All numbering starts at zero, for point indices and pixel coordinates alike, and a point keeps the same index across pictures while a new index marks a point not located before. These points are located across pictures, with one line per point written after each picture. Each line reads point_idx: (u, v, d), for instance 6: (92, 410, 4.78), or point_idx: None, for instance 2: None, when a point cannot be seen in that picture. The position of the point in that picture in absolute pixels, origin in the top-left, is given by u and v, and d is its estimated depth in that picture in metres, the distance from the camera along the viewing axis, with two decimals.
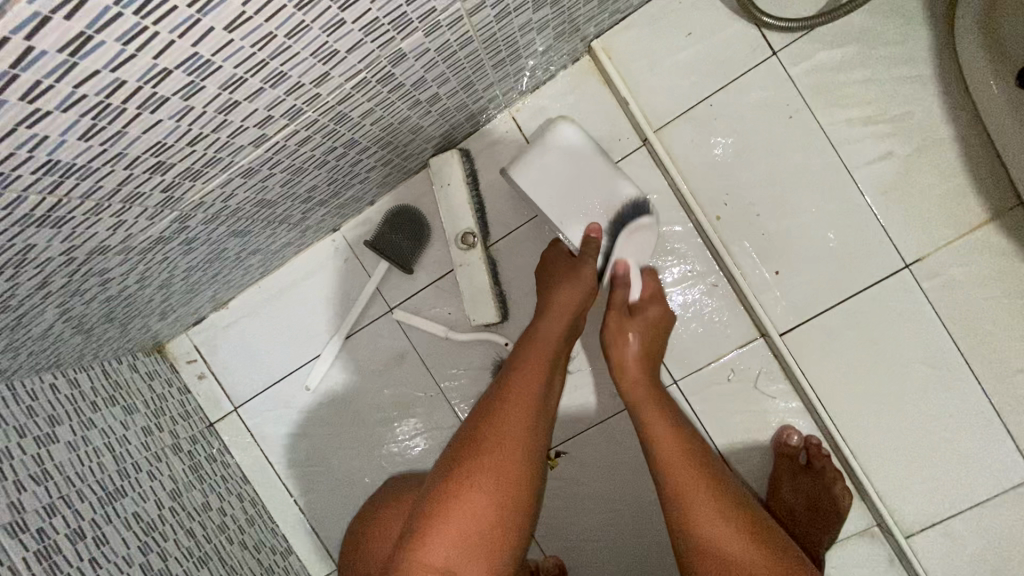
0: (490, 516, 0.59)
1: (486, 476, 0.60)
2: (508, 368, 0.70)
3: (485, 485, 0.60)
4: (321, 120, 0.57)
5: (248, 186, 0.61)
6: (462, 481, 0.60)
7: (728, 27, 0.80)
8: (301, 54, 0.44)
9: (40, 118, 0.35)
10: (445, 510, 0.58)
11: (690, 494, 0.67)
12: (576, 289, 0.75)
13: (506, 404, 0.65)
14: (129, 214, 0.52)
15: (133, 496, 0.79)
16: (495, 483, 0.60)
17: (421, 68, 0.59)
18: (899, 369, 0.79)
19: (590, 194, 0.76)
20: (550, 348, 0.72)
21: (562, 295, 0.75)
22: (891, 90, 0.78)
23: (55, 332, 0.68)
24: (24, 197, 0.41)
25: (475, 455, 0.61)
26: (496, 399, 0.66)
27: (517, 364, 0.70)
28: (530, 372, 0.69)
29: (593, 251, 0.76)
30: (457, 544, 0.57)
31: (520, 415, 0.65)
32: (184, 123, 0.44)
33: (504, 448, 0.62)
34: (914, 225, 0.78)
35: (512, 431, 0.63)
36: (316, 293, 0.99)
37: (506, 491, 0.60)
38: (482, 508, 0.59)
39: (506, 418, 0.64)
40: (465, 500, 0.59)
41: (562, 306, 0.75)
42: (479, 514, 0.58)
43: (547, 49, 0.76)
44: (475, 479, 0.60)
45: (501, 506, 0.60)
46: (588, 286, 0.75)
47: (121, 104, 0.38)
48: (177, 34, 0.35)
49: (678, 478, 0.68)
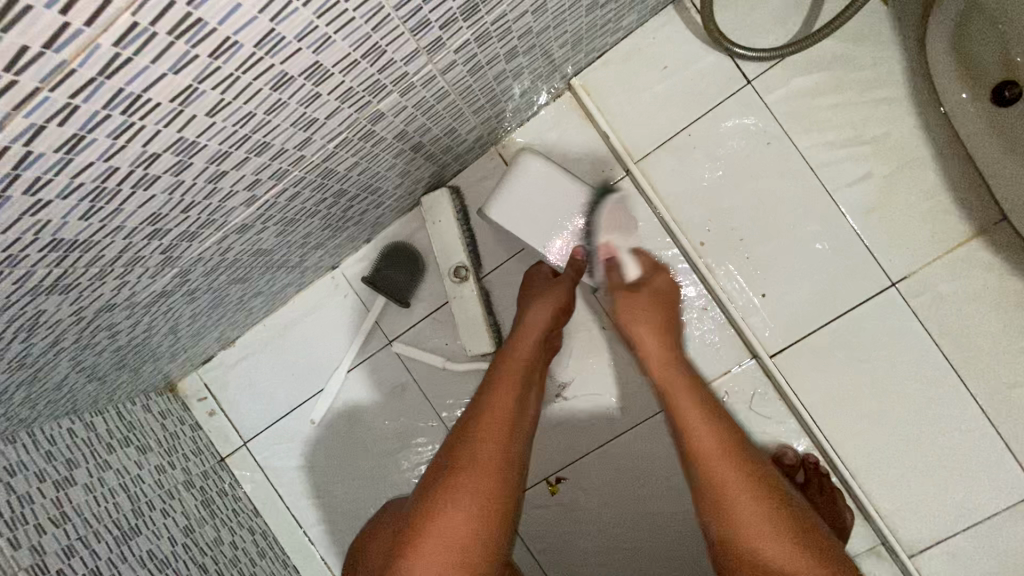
0: (471, 532, 0.61)
1: (463, 495, 0.62)
2: (483, 386, 0.72)
3: (464, 502, 0.61)
4: (308, 177, 0.60)
5: (244, 240, 0.64)
6: (442, 500, 0.62)
7: (703, 59, 0.82)
8: (282, 125, 0.48)
9: (42, 207, 0.39)
10: (428, 528, 0.60)
11: (711, 461, 0.63)
12: (547, 308, 0.78)
13: (482, 421, 0.67)
14: (133, 274, 0.56)
15: (147, 534, 0.83)
16: (474, 499, 0.62)
17: (401, 122, 0.62)
18: (893, 387, 0.79)
19: (569, 222, 0.79)
20: (524, 364, 0.74)
21: (533, 313, 0.78)
22: (867, 113, 0.79)
23: (69, 381, 0.72)
24: (32, 272, 0.45)
25: (452, 474, 0.63)
26: (470, 417, 0.68)
27: (490, 382, 0.72)
28: (506, 386, 0.71)
29: (578, 270, 0.78)
30: (441, 560, 0.59)
31: (495, 427, 0.67)
32: (176, 195, 0.48)
33: (481, 464, 0.64)
34: (897, 243, 0.78)
35: (487, 448, 0.65)
36: (319, 329, 1.02)
37: (485, 506, 0.62)
38: (463, 524, 0.61)
39: (480, 436, 0.66)
40: (446, 516, 0.61)
41: (533, 323, 0.78)
42: (459, 531, 0.60)
43: (526, 91, 0.79)
44: (455, 496, 0.62)
45: (481, 522, 0.61)
46: (558, 303, 0.79)
47: (116, 186, 0.42)
48: (164, 124, 0.39)
49: (699, 443, 0.64)
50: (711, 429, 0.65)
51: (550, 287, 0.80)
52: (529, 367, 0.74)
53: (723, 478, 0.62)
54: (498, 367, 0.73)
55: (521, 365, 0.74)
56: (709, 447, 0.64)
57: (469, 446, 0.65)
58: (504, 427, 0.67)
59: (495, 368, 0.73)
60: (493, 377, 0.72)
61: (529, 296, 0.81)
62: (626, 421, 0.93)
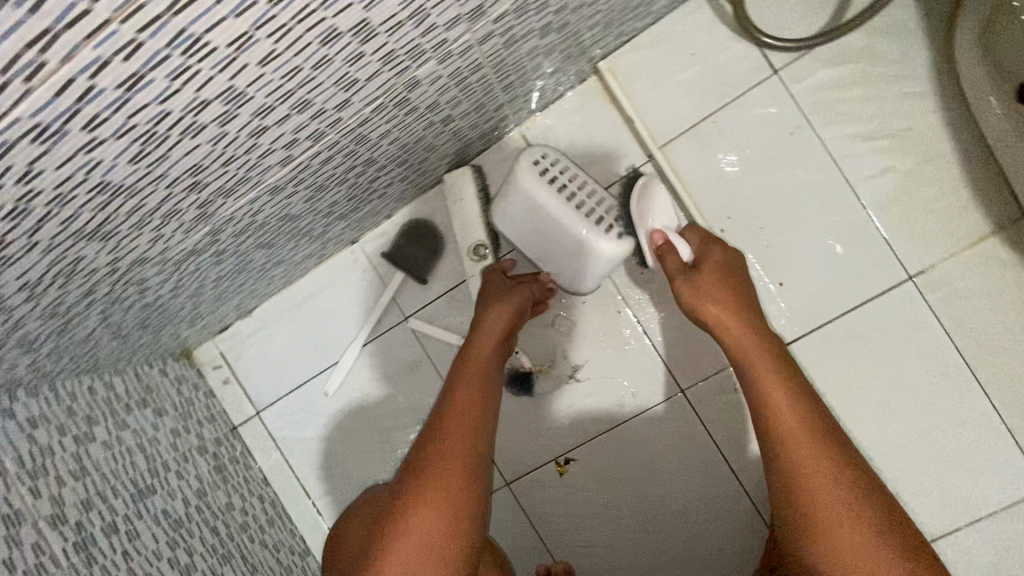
0: (441, 534, 0.62)
1: (431, 491, 0.64)
2: (447, 387, 0.75)
3: (432, 505, 0.63)
4: (342, 141, 0.61)
5: (274, 202, 0.65)
6: (410, 501, 0.64)
7: (730, 47, 0.83)
8: (325, 84, 0.49)
9: (97, 146, 0.40)
10: (398, 533, 0.62)
11: (802, 456, 0.62)
12: (505, 309, 0.81)
13: (446, 423, 0.70)
14: (168, 227, 0.57)
15: (162, 494, 0.85)
16: (441, 500, 0.63)
17: (435, 92, 0.63)
18: (905, 380, 0.80)
19: (551, 252, 0.82)
20: (484, 363, 0.78)
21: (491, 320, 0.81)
22: (890, 106, 0.79)
23: (95, 337, 0.73)
24: (78, 215, 0.46)
25: (420, 478, 0.65)
26: (437, 419, 0.71)
27: (455, 383, 0.75)
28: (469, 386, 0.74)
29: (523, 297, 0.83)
30: (411, 562, 0.61)
31: (460, 430, 0.69)
32: (219, 147, 0.49)
33: (447, 468, 0.66)
34: (915, 238, 0.79)
35: (452, 449, 0.67)
36: (335, 303, 1.03)
37: (451, 510, 0.64)
38: (433, 527, 0.62)
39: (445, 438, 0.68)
40: (415, 518, 0.62)
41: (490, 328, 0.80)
42: (428, 535, 0.62)
43: (556, 71, 0.80)
44: (422, 497, 0.64)
45: (452, 523, 0.63)
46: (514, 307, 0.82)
47: (166, 131, 0.43)
48: (218, 70, 0.40)
49: (789, 438, 0.64)
50: (796, 422, 0.64)
51: (510, 289, 0.84)
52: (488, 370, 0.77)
53: (811, 474, 0.61)
54: (461, 367, 0.77)
55: (482, 365, 0.77)
56: (794, 441, 0.63)
57: (433, 450, 0.67)
58: (468, 429, 0.70)
59: (458, 368, 0.77)
60: (456, 377, 0.76)
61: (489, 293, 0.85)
62: (636, 405, 0.94)
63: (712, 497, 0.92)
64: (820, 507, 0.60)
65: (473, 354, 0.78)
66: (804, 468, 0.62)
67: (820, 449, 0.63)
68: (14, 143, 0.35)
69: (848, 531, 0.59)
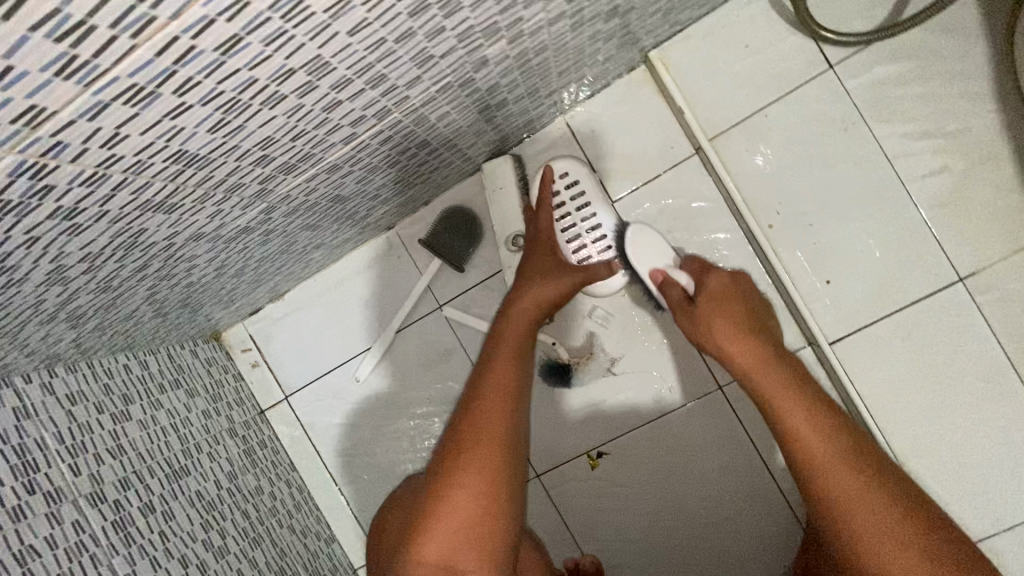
0: (479, 519, 0.60)
1: (466, 477, 0.61)
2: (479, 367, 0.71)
3: (469, 489, 0.60)
4: (404, 121, 0.60)
5: (329, 181, 0.64)
6: (444, 486, 0.61)
7: (786, 40, 0.81)
8: (402, 58, 0.48)
9: (183, 112, 0.39)
10: (434, 519, 0.60)
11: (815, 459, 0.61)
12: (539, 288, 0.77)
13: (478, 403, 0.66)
14: (228, 203, 0.56)
15: (196, 475, 0.84)
16: (477, 485, 0.60)
17: (498, 74, 0.62)
18: (952, 383, 0.79)
19: None
20: (515, 341, 0.73)
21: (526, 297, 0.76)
22: (948, 105, 0.78)
23: (138, 314, 0.72)
24: (150, 184, 0.45)
25: (453, 462, 0.62)
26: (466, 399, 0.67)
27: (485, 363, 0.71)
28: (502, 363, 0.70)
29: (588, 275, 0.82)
30: (449, 547, 0.59)
31: (494, 412, 0.65)
32: (293, 120, 0.47)
33: (481, 453, 0.62)
34: (969, 239, 0.78)
35: (485, 432, 0.63)
36: (368, 289, 1.02)
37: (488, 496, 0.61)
38: (470, 512, 0.60)
39: (476, 421, 0.64)
40: (451, 503, 0.60)
41: (524, 307, 0.76)
42: (466, 520, 0.59)
43: (609, 58, 0.79)
44: (456, 483, 0.60)
45: (489, 505, 0.61)
46: (552, 285, 0.78)
47: (248, 100, 0.42)
48: (310, 38, 0.39)
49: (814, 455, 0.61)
50: (822, 437, 0.62)
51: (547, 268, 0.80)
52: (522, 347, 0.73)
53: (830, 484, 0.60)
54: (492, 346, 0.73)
55: (514, 344, 0.73)
56: (806, 446, 0.62)
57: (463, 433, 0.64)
58: (501, 407, 0.66)
59: (489, 348, 0.73)
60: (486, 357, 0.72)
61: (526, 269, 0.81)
62: (673, 401, 0.93)
63: (747, 496, 0.91)
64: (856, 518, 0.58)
65: (504, 332, 0.74)
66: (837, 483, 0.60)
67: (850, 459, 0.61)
68: (109, 104, 0.34)
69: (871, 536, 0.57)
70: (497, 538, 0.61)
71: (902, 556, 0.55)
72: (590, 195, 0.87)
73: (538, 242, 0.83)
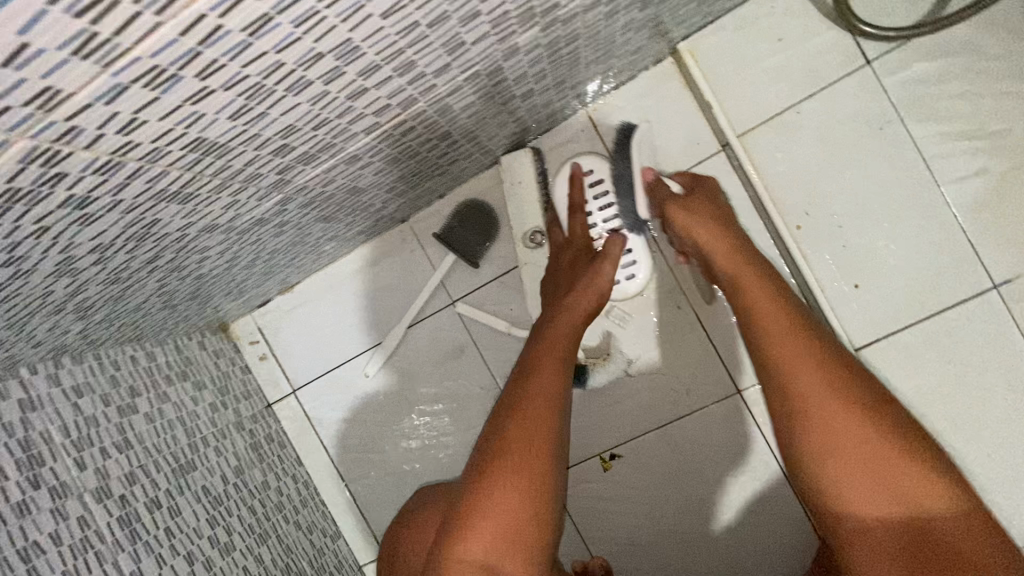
0: (523, 522, 0.59)
1: (514, 479, 0.60)
2: (524, 367, 0.70)
3: (515, 492, 0.60)
4: (428, 110, 0.57)
5: (348, 173, 0.62)
6: (489, 486, 0.60)
7: (821, 34, 0.78)
8: (434, 44, 0.45)
9: (205, 96, 0.36)
10: (478, 517, 0.59)
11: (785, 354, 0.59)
12: (585, 294, 0.75)
13: (528, 404, 0.65)
14: (244, 193, 0.53)
15: (203, 470, 0.82)
16: (522, 488, 0.60)
17: (527, 63, 0.59)
18: (981, 394, 0.77)
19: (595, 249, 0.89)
20: (562, 346, 0.71)
21: (573, 303, 0.75)
22: (993, 104, 0.74)
23: (146, 305, 0.70)
24: (166, 172, 0.42)
25: (500, 462, 0.61)
26: (513, 399, 0.66)
27: (533, 366, 0.69)
28: (548, 366, 0.69)
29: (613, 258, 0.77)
30: (490, 548, 0.58)
31: (543, 416, 0.64)
32: (317, 107, 0.45)
33: (528, 454, 0.62)
34: (1006, 247, 0.75)
35: (534, 435, 0.63)
36: (379, 283, 1.00)
37: (532, 501, 0.60)
38: (515, 515, 0.59)
39: (525, 424, 0.63)
40: (496, 504, 0.59)
41: (571, 312, 0.74)
42: (511, 522, 0.59)
43: (639, 49, 0.76)
44: (503, 484, 0.60)
45: (533, 510, 0.60)
46: (598, 293, 0.76)
47: (273, 85, 0.39)
48: (342, 19, 0.36)
49: (784, 358, 0.59)
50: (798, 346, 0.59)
51: (590, 270, 0.77)
52: (567, 349, 0.71)
53: (807, 381, 0.56)
54: (539, 348, 0.71)
55: (561, 346, 0.71)
56: (783, 350, 0.59)
57: (511, 434, 0.63)
58: (548, 408, 0.65)
59: (535, 349, 0.72)
60: (533, 359, 0.70)
61: (568, 273, 0.79)
62: (690, 404, 0.91)
63: (762, 509, 0.89)
64: (816, 417, 0.55)
65: (552, 334, 0.72)
66: (808, 392, 0.56)
67: (851, 403, 0.55)
68: (128, 86, 0.31)
69: (849, 442, 0.53)
70: (539, 543, 0.60)
71: (871, 480, 0.52)
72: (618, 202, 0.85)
73: (573, 246, 0.82)
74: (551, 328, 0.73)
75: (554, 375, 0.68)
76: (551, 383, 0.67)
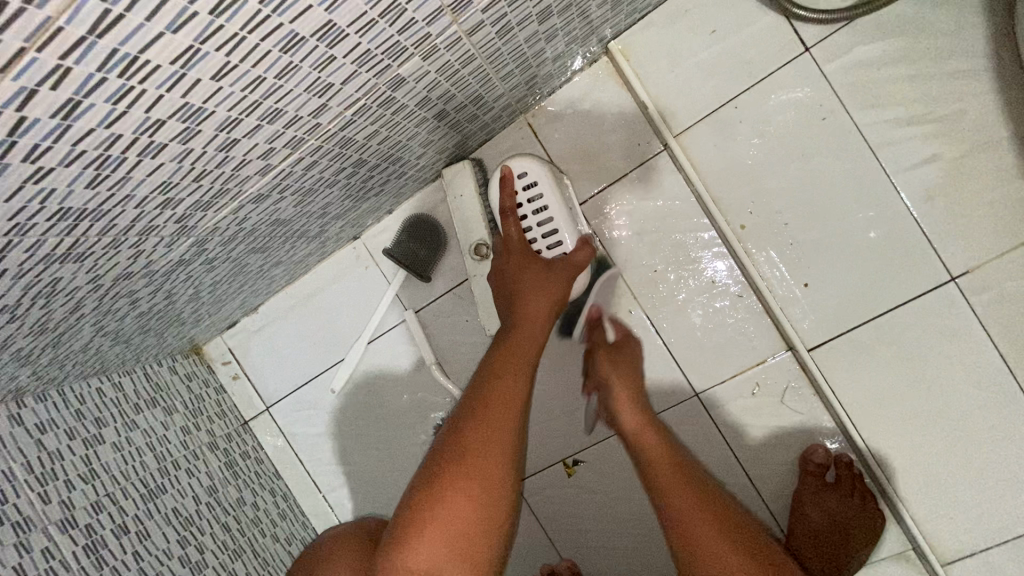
0: (475, 525, 0.56)
1: (471, 482, 0.57)
2: (487, 373, 0.67)
3: (471, 493, 0.57)
4: (324, 146, 0.57)
5: (261, 210, 0.63)
6: (445, 485, 0.57)
7: (759, 22, 0.76)
8: (295, 90, 0.44)
9: (45, 174, 0.37)
10: (428, 521, 0.55)
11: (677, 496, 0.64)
12: (545, 298, 0.73)
13: (490, 406, 0.63)
14: (148, 243, 0.54)
15: (172, 493, 0.86)
16: (479, 493, 0.57)
17: (424, 89, 0.59)
18: (941, 388, 0.75)
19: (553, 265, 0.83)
20: (529, 355, 0.69)
21: (533, 306, 0.72)
22: (938, 88, 0.72)
23: (94, 345, 0.73)
24: (43, 241, 0.44)
25: (460, 464, 0.58)
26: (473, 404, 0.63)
27: (496, 369, 0.67)
28: (510, 371, 0.67)
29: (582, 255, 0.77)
30: (440, 552, 0.54)
31: (503, 420, 0.62)
32: (188, 164, 0.46)
33: (486, 458, 0.59)
34: (961, 236, 0.72)
35: (493, 439, 0.60)
36: (337, 300, 1.01)
37: (487, 498, 0.58)
38: (466, 518, 0.56)
39: (486, 426, 0.61)
40: (450, 506, 0.56)
41: (534, 316, 0.72)
42: (463, 523, 0.56)
43: (560, 54, 0.74)
44: (457, 484, 0.57)
45: (488, 514, 0.57)
46: (560, 295, 0.74)
47: (121, 154, 0.39)
48: (165, 89, 0.36)
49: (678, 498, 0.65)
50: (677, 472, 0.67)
51: (548, 274, 0.75)
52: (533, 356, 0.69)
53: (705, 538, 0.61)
54: (501, 356, 0.68)
55: (527, 351, 0.70)
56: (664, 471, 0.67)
57: (473, 431, 0.60)
58: (511, 412, 0.63)
59: (496, 354, 0.69)
60: (495, 363, 0.68)
61: (520, 278, 0.75)
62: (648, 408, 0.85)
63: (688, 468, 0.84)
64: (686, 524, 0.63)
65: (515, 341, 0.70)
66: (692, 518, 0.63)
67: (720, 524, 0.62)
68: None
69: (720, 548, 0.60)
70: (490, 546, 0.57)
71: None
72: (551, 204, 0.79)
73: (512, 253, 0.76)
74: (515, 334, 0.71)
75: (518, 380, 0.66)
76: (515, 389, 0.65)
